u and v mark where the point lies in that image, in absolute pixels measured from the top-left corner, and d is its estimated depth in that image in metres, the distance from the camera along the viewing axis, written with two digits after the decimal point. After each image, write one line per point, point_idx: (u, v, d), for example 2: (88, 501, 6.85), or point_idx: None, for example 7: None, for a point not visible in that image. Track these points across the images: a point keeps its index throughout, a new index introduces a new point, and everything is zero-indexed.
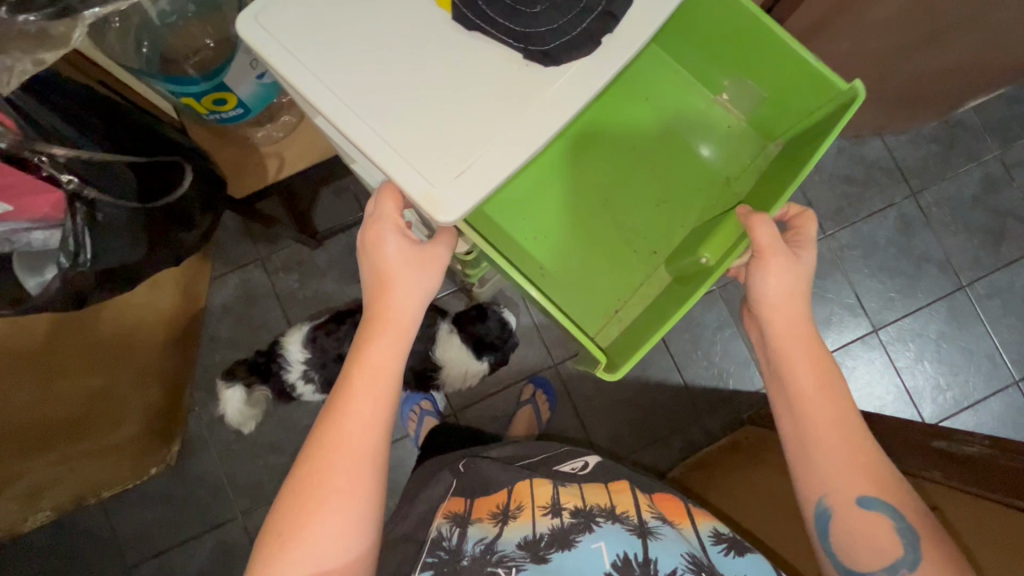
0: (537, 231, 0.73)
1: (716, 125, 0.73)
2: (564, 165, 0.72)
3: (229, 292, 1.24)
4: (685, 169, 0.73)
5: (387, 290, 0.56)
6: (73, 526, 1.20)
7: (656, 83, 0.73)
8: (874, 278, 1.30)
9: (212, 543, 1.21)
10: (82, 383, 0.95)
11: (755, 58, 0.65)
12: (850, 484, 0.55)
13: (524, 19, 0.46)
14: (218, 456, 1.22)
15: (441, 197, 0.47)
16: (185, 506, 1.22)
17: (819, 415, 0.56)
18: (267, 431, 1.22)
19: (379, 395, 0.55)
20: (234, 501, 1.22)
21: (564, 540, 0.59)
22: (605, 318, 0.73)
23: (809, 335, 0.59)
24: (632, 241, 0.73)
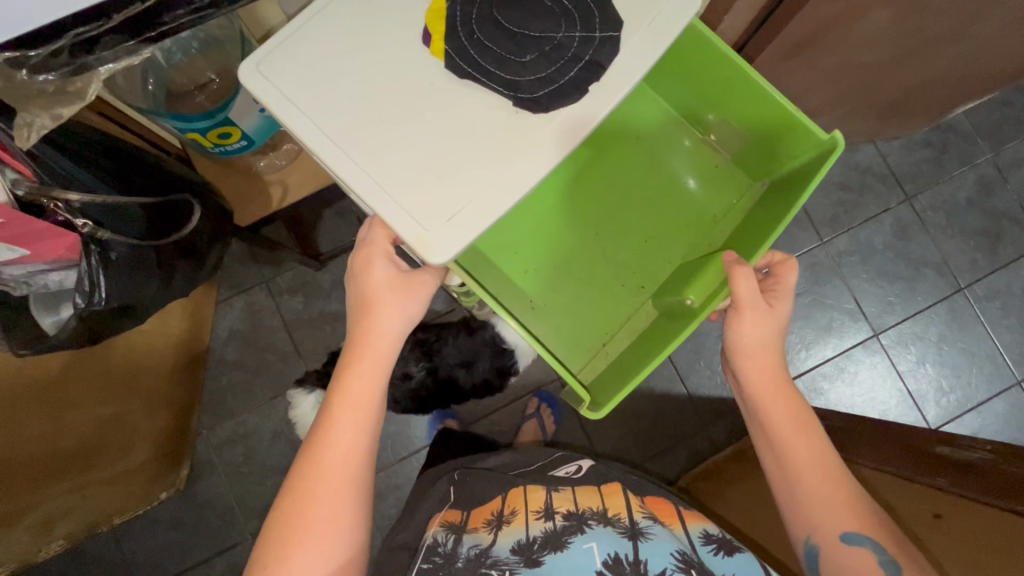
0: (525, 264, 0.74)
1: (701, 165, 0.76)
2: (558, 199, 0.74)
3: (235, 316, 1.26)
4: (672, 206, 0.75)
5: (374, 323, 0.58)
6: (85, 553, 1.20)
7: (646, 123, 0.76)
8: (873, 283, 1.31)
9: (223, 566, 1.22)
10: (96, 409, 0.97)
11: (740, 103, 0.67)
12: (835, 522, 0.55)
13: (513, 68, 0.48)
14: (227, 478, 1.23)
15: (427, 248, 0.48)
16: (195, 529, 1.22)
17: (799, 458, 0.58)
18: (276, 451, 1.24)
19: (359, 431, 0.57)
20: (243, 523, 1.23)
21: (556, 542, 0.60)
22: (592, 352, 0.75)
23: (782, 381, 0.62)
24: (620, 275, 0.75)
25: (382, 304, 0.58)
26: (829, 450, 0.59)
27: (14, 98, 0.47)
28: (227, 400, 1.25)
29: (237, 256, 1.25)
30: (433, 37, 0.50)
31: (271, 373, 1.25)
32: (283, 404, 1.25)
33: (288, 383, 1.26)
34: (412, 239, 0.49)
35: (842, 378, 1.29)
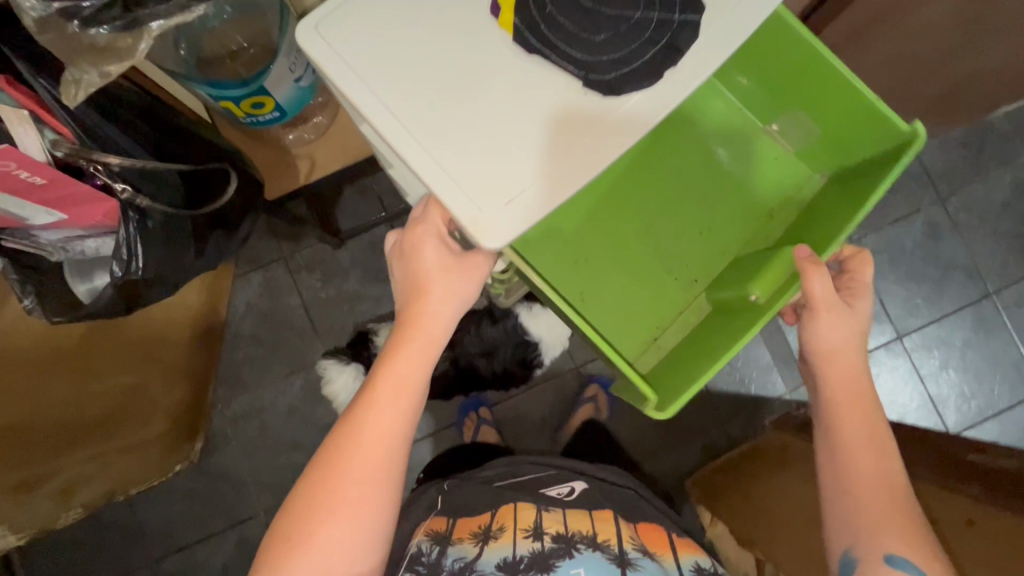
0: (574, 255, 0.70)
1: (763, 153, 0.71)
2: (608, 185, 0.70)
3: (253, 291, 1.25)
4: (731, 197, 0.71)
5: (427, 304, 0.56)
6: (100, 521, 1.21)
7: (704, 109, 0.71)
8: (900, 285, 1.29)
9: (235, 539, 1.22)
10: (112, 379, 0.98)
11: (812, 94, 0.63)
12: (879, 537, 0.55)
13: (586, 46, 0.46)
14: (242, 453, 1.23)
15: (489, 236, 0.46)
16: (209, 501, 1.23)
17: (858, 470, 0.58)
18: (290, 428, 1.24)
19: (401, 411, 0.55)
20: (255, 498, 1.23)
21: (542, 564, 0.64)
22: (643, 345, 0.73)
23: (862, 393, 0.61)
24: (673, 268, 0.72)
25: (433, 286, 0.56)
26: (893, 472, 0.58)
27: (64, 53, 0.45)
28: (242, 375, 1.24)
29: (257, 231, 1.23)
30: (502, 10, 0.47)
31: (288, 350, 1.25)
32: (299, 381, 1.24)
33: (305, 361, 1.25)
34: (467, 222, 0.47)
35: None
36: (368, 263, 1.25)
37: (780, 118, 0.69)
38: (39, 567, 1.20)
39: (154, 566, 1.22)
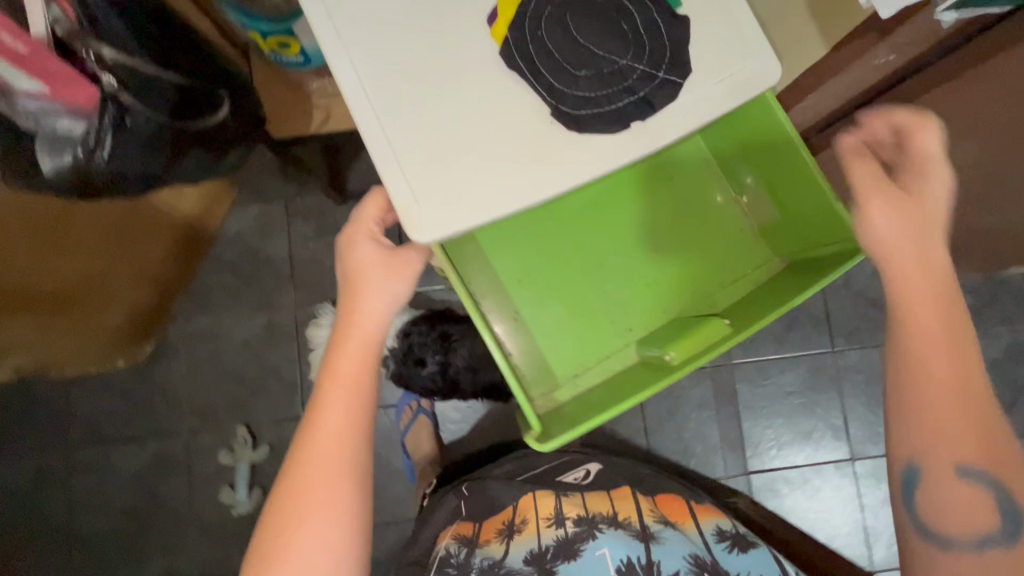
0: (526, 266, 0.74)
1: (726, 229, 0.76)
2: (576, 208, 0.74)
3: (247, 220, 1.27)
4: (687, 259, 0.75)
5: (360, 301, 0.60)
6: (34, 393, 1.23)
7: (685, 165, 0.76)
8: (867, 409, 1.29)
9: (152, 449, 1.25)
10: (66, 257, 0.92)
11: (784, 179, 0.70)
12: (955, 455, 0.51)
13: (567, 80, 0.53)
14: (185, 370, 1.25)
15: (416, 227, 0.51)
16: (139, 405, 1.25)
17: (927, 381, 0.51)
18: (239, 361, 1.26)
19: (353, 409, 0.59)
20: (184, 417, 1.25)
21: (569, 551, 0.76)
22: (559, 381, 0.73)
23: (939, 286, 0.53)
24: (612, 311, 0.75)
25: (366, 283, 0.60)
26: (973, 369, 0.52)
27: None
28: (211, 298, 1.26)
29: (268, 165, 1.26)
30: (499, 25, 0.53)
31: (260, 287, 1.27)
32: (263, 320, 1.27)
33: (273, 303, 1.27)
34: (403, 211, 0.51)
35: (803, 489, 1.27)
36: None
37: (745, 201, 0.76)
38: None
39: (68, 450, 1.24)
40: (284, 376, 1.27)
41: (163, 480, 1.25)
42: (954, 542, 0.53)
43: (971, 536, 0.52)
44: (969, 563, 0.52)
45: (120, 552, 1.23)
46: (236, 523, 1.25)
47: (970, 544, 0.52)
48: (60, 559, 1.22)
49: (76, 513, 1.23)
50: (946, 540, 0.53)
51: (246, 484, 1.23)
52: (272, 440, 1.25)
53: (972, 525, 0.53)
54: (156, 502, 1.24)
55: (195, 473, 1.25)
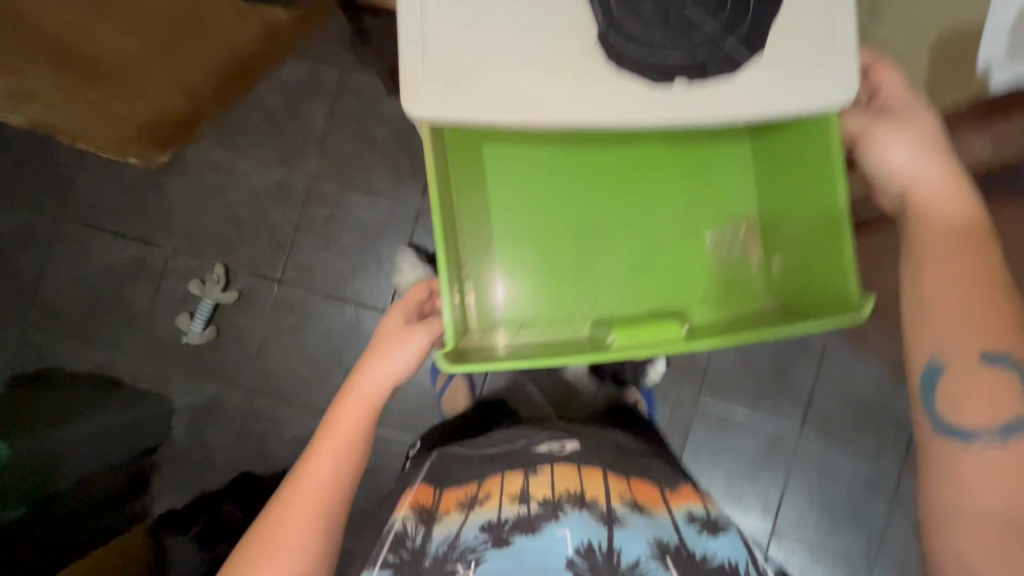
0: (529, 206, 0.78)
1: (722, 253, 0.79)
2: (598, 174, 0.78)
3: (300, 74, 1.28)
4: (673, 264, 0.78)
5: (366, 371, 0.75)
6: (47, 152, 1.26)
7: (718, 175, 0.80)
8: (807, 500, 1.26)
9: (133, 251, 1.28)
10: (121, 28, 0.88)
11: (795, 228, 0.72)
12: (970, 343, 0.57)
13: (628, 14, 0.53)
14: (190, 192, 1.29)
15: (413, 96, 0.50)
16: (137, 205, 1.28)
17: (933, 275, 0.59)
18: (242, 203, 1.29)
19: (339, 457, 0.73)
20: (172, 234, 1.29)
21: (528, 526, 0.68)
22: (507, 326, 0.76)
23: (954, 191, 0.61)
24: (587, 283, 0.78)
25: (378, 351, 0.76)
26: (987, 258, 0.58)
27: None
28: (238, 134, 1.29)
29: (340, 32, 1.27)
30: None
31: (287, 143, 1.29)
32: (277, 175, 1.29)
33: (293, 162, 1.29)
34: (406, 76, 0.51)
35: None
36: (402, 127, 1.28)
37: (750, 234, 0.79)
38: None
39: (56, 220, 1.27)
40: (277, 233, 1.30)
41: (131, 283, 1.28)
42: (976, 436, 0.56)
43: (991, 422, 0.55)
44: (987, 455, 0.55)
45: (70, 331, 1.27)
46: (182, 350, 1.29)
47: (993, 431, 0.55)
48: (16, 312, 1.27)
49: (44, 277, 1.27)
50: (970, 433, 0.56)
51: (205, 318, 1.26)
52: (243, 287, 1.29)
53: (995, 415, 0.55)
54: (119, 300, 1.28)
55: (164, 287, 1.29)
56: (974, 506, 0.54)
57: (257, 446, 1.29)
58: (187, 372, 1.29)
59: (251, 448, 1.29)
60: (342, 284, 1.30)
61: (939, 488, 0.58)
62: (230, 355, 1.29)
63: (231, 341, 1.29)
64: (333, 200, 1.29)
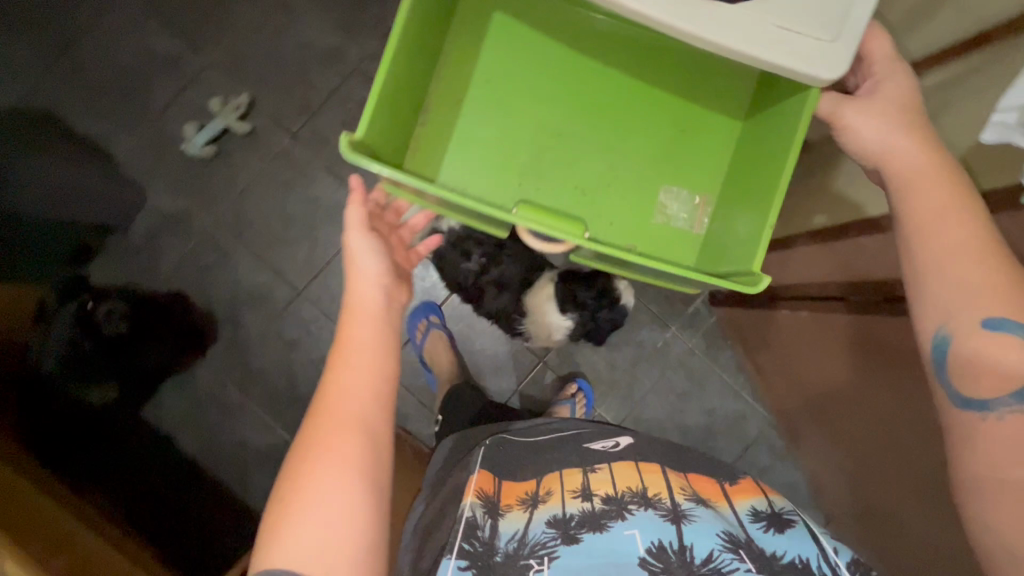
0: (512, 82, 0.82)
1: (671, 210, 0.85)
2: (590, 82, 0.83)
3: None
4: (620, 196, 0.84)
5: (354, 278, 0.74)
6: None
7: (704, 143, 0.85)
8: None
9: (176, 48, 1.30)
10: None
11: (739, 208, 0.78)
12: (970, 308, 0.54)
13: None
14: (251, 19, 1.30)
15: None
16: (200, 9, 1.30)
17: (932, 237, 0.57)
18: (293, 51, 1.30)
19: (358, 360, 0.66)
20: (218, 49, 1.30)
21: (595, 523, 0.66)
22: (442, 172, 0.82)
23: (939, 165, 0.60)
24: (532, 172, 0.82)
25: (365, 261, 0.74)
26: (980, 220, 0.56)
27: None
28: None
29: None
30: None
31: (360, 17, 1.30)
32: (337, 40, 1.30)
33: (356, 36, 1.30)
34: None
35: None
36: None
37: (703, 204, 0.86)
38: None
39: None
40: (310, 92, 1.31)
41: (161, 76, 1.30)
42: (994, 404, 0.51)
43: (1006, 391, 0.51)
44: (1007, 422, 0.50)
45: (85, 92, 1.29)
46: (178, 158, 1.30)
47: (1011, 399, 0.50)
48: (45, 50, 1.28)
49: (85, 32, 1.29)
50: (984, 403, 0.52)
51: (209, 136, 1.26)
52: (257, 126, 1.30)
53: (1014, 380, 0.51)
54: (142, 86, 1.30)
55: (188, 93, 1.30)
56: (995, 476, 0.49)
57: (200, 274, 1.30)
58: (170, 178, 1.30)
59: (193, 273, 1.30)
60: (346, 165, 1.31)
61: (966, 461, 0.52)
62: (216, 181, 1.30)
63: (223, 169, 1.30)
64: None
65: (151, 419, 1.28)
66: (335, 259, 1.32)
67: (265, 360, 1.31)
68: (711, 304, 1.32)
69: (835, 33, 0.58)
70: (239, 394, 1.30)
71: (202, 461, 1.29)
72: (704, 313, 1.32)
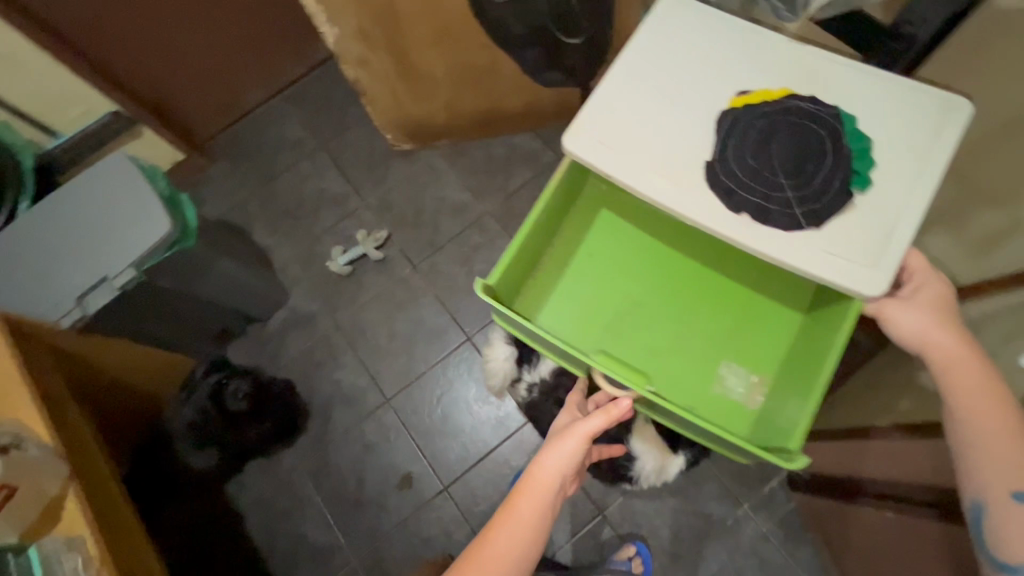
0: (608, 250, 0.98)
1: (728, 382, 0.91)
2: (673, 259, 0.97)
3: (527, 146, 1.62)
4: (686, 358, 0.93)
5: (548, 457, 0.77)
6: (346, 103, 1.72)
7: (771, 326, 0.93)
8: None
9: (343, 191, 1.65)
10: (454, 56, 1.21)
11: (794, 392, 0.84)
12: (999, 486, 0.59)
13: (730, 160, 0.72)
14: (405, 176, 1.64)
15: (572, 139, 0.74)
16: (368, 165, 1.67)
17: (971, 416, 0.62)
18: (431, 203, 1.61)
19: (519, 529, 0.74)
20: (374, 195, 1.64)
21: None
22: (536, 309, 0.96)
23: (971, 352, 0.66)
24: (611, 325, 0.95)
25: (558, 446, 0.78)
26: (1008, 401, 0.61)
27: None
28: (461, 159, 1.63)
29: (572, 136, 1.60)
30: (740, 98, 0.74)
31: (488, 183, 1.60)
32: (466, 198, 1.60)
33: (481, 197, 1.59)
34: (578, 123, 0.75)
35: None
36: None
37: (759, 382, 0.91)
38: (307, 79, 1.75)
39: (317, 146, 1.70)
40: (436, 235, 1.58)
41: (327, 209, 1.64)
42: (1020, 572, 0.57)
43: None
44: None
45: (269, 215, 1.65)
46: (321, 272, 1.58)
47: None
48: (252, 181, 1.68)
49: (283, 172, 1.69)
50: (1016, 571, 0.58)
51: (350, 258, 1.52)
52: (388, 255, 1.57)
53: None
54: (311, 215, 1.64)
55: (342, 224, 1.62)
56: None
57: (310, 369, 1.49)
58: (311, 287, 1.57)
59: (305, 368, 1.49)
60: (452, 297, 1.51)
61: None
62: (345, 294, 1.55)
63: (353, 286, 1.56)
64: (490, 237, 1.56)
65: (231, 492, 1.39)
66: (425, 375, 1.46)
67: (343, 457, 1.41)
68: (788, 488, 1.25)
69: (877, 259, 0.67)
70: (310, 487, 1.39)
71: (260, 547, 1.35)
72: (781, 496, 1.25)
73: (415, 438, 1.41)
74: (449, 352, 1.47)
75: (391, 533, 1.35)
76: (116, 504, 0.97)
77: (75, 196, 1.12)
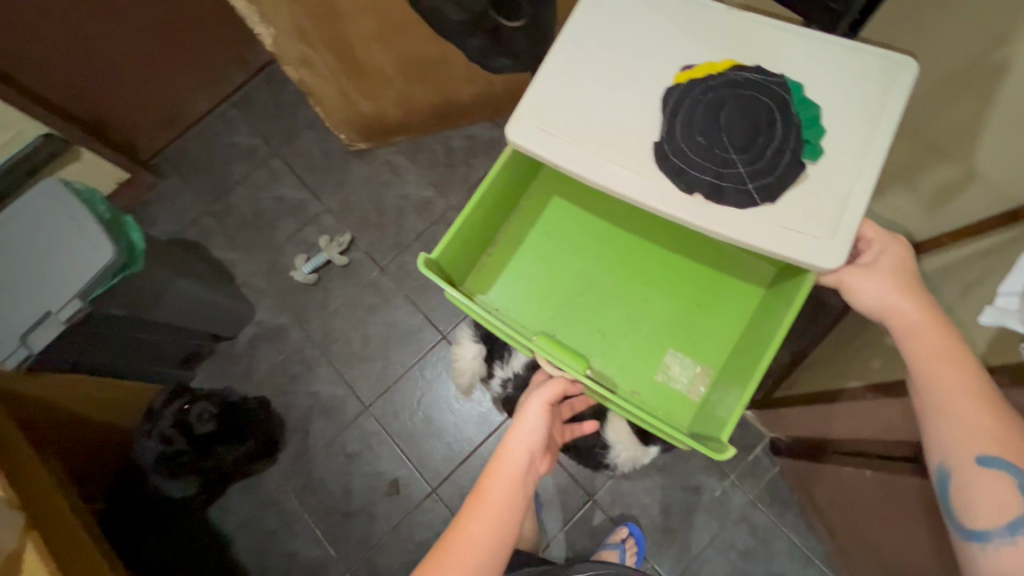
0: (564, 235, 0.97)
1: (672, 371, 0.92)
2: (629, 242, 0.96)
3: (486, 135, 1.58)
4: (635, 343, 0.93)
5: (515, 433, 0.78)
6: (295, 105, 1.66)
7: (723, 310, 0.92)
8: None
9: (301, 197, 1.60)
10: (398, 47, 1.17)
11: (732, 380, 0.85)
12: (965, 449, 0.58)
13: (677, 139, 0.70)
14: (363, 175, 1.59)
15: (515, 130, 0.72)
16: (325, 168, 1.61)
17: (935, 380, 0.62)
18: (393, 201, 1.56)
19: (493, 509, 0.71)
20: (334, 199, 1.59)
21: None
22: (488, 289, 0.96)
23: (934, 317, 0.66)
24: (563, 310, 0.95)
25: (523, 423, 0.80)
26: (972, 365, 0.62)
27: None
28: (420, 155, 1.59)
29: None
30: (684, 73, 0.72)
31: (450, 177, 1.56)
32: (429, 194, 1.56)
33: (445, 192, 1.56)
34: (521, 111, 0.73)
35: None
36: None
37: (704, 373, 0.91)
38: (251, 83, 1.68)
39: (270, 153, 1.63)
40: (402, 234, 1.54)
41: (286, 217, 1.59)
42: (990, 535, 0.56)
43: (999, 522, 0.56)
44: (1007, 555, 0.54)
45: (226, 228, 1.59)
46: (287, 282, 1.53)
47: (1002, 529, 0.55)
48: (205, 195, 1.62)
49: (236, 183, 1.62)
50: (982, 532, 0.57)
51: (313, 266, 1.48)
52: (355, 260, 1.53)
53: (1002, 514, 0.56)
54: (270, 225, 1.58)
55: (304, 231, 1.57)
56: None
57: (285, 383, 1.45)
58: (277, 299, 1.52)
59: (280, 382, 1.45)
60: (424, 296, 1.48)
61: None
62: (313, 303, 1.51)
63: (321, 294, 1.51)
64: None
65: (214, 518, 1.36)
66: (403, 378, 1.43)
67: (328, 469, 1.38)
68: (772, 454, 1.27)
69: (832, 231, 0.66)
70: (297, 502, 1.36)
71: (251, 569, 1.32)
72: (765, 463, 1.27)
73: (399, 443, 1.39)
74: (425, 352, 1.44)
75: (384, 540, 1.33)
76: (84, 549, 0.92)
77: (14, 228, 1.06)
